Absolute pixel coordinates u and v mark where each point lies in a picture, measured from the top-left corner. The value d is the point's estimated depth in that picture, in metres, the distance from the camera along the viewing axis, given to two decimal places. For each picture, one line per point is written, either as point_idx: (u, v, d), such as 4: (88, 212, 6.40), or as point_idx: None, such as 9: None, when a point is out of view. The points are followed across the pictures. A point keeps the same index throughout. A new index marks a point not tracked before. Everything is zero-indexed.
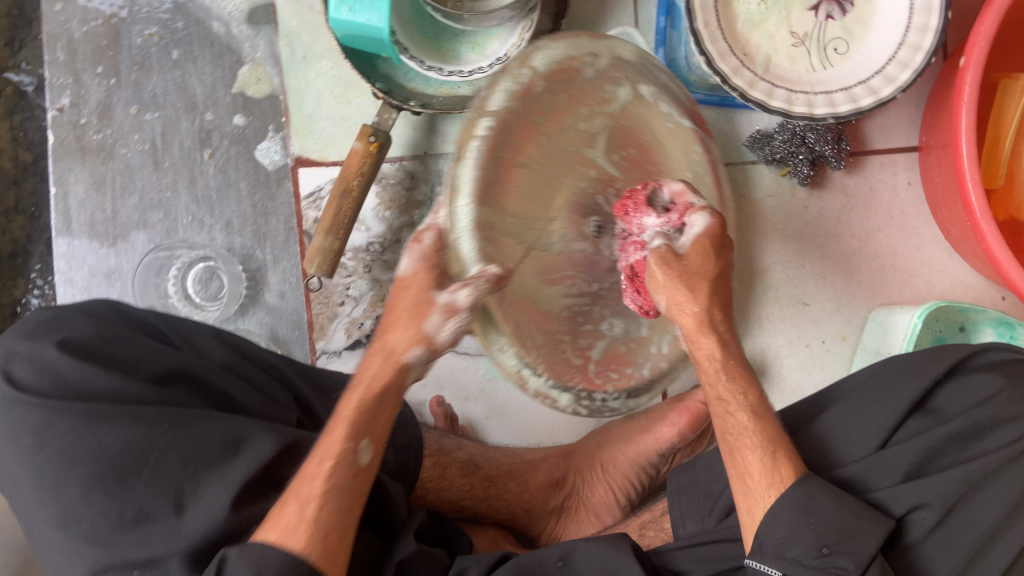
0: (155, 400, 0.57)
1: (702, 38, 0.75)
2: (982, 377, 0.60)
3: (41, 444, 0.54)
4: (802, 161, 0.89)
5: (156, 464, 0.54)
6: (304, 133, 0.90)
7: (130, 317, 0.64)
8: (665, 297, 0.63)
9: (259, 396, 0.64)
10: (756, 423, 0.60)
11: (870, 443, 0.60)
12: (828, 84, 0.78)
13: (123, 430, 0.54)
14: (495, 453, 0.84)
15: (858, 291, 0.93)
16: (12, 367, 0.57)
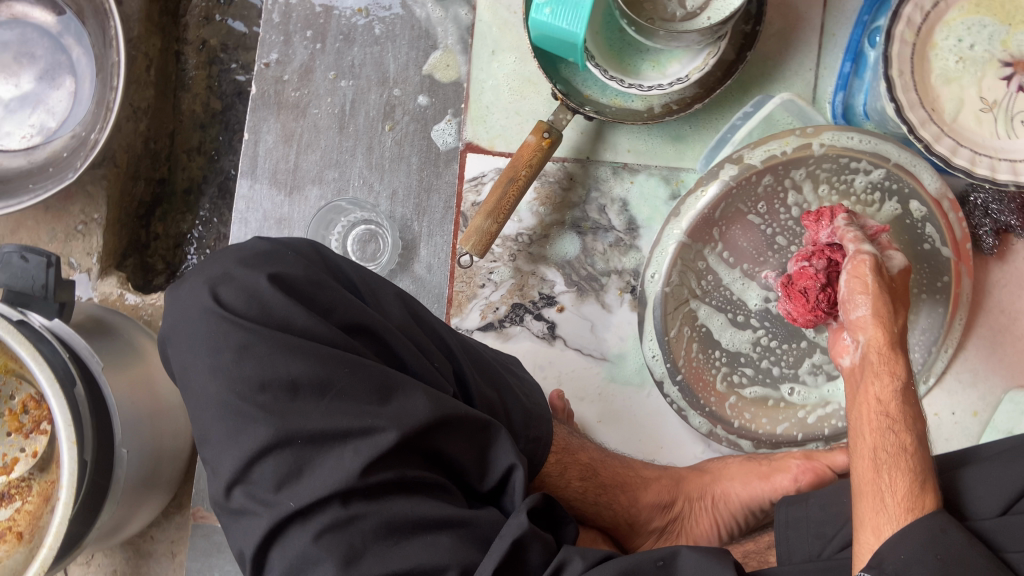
0: (340, 347, 0.63)
1: (895, 86, 0.77)
2: None
3: (241, 361, 0.60)
4: (986, 231, 0.89)
5: (335, 397, 0.61)
6: (479, 121, 0.96)
7: (326, 259, 0.69)
8: (869, 307, 0.70)
9: (425, 361, 0.68)
10: (915, 450, 0.63)
11: (997, 505, 0.62)
12: (1012, 153, 0.78)
13: (311, 366, 0.60)
14: (610, 457, 0.85)
15: (999, 369, 0.91)
16: (223, 288, 0.63)
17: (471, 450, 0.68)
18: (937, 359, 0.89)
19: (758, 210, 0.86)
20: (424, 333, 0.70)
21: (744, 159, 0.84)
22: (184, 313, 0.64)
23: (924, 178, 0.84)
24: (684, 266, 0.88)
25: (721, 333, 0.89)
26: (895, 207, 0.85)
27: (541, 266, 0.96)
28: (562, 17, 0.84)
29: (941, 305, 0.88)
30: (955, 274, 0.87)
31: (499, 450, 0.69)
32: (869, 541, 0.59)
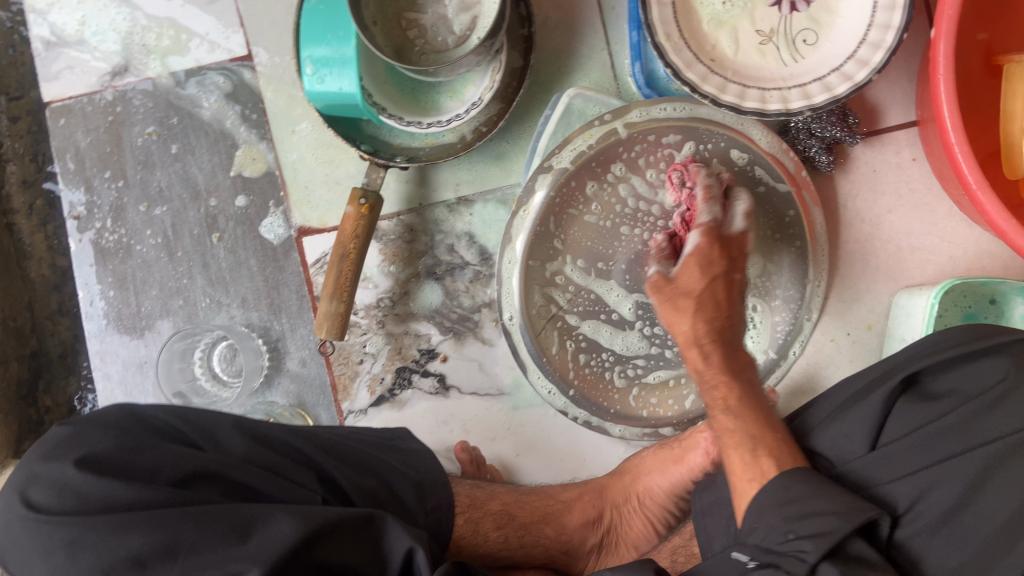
0: (176, 503, 0.59)
1: (665, 51, 0.75)
2: (985, 364, 0.64)
3: (74, 555, 0.56)
4: (817, 151, 0.87)
5: (187, 557, 0.57)
6: (303, 203, 0.94)
7: (144, 419, 0.66)
8: (668, 320, 0.75)
9: (282, 481, 0.65)
10: (739, 423, 0.69)
11: (864, 443, 0.66)
12: (801, 77, 0.77)
13: (146, 535, 0.56)
14: (529, 491, 0.83)
15: (878, 278, 0.91)
16: (33, 489, 0.60)
17: (362, 550, 0.64)
18: (813, 294, 0.89)
19: (592, 209, 0.85)
20: (274, 451, 0.68)
21: (553, 166, 0.83)
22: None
23: (754, 133, 0.85)
24: (539, 286, 0.86)
25: (599, 334, 0.88)
26: (721, 171, 0.85)
27: (411, 323, 0.94)
28: (332, 82, 0.83)
29: (799, 239, 0.88)
30: (801, 206, 0.86)
31: (393, 542, 0.64)
32: (745, 491, 0.64)
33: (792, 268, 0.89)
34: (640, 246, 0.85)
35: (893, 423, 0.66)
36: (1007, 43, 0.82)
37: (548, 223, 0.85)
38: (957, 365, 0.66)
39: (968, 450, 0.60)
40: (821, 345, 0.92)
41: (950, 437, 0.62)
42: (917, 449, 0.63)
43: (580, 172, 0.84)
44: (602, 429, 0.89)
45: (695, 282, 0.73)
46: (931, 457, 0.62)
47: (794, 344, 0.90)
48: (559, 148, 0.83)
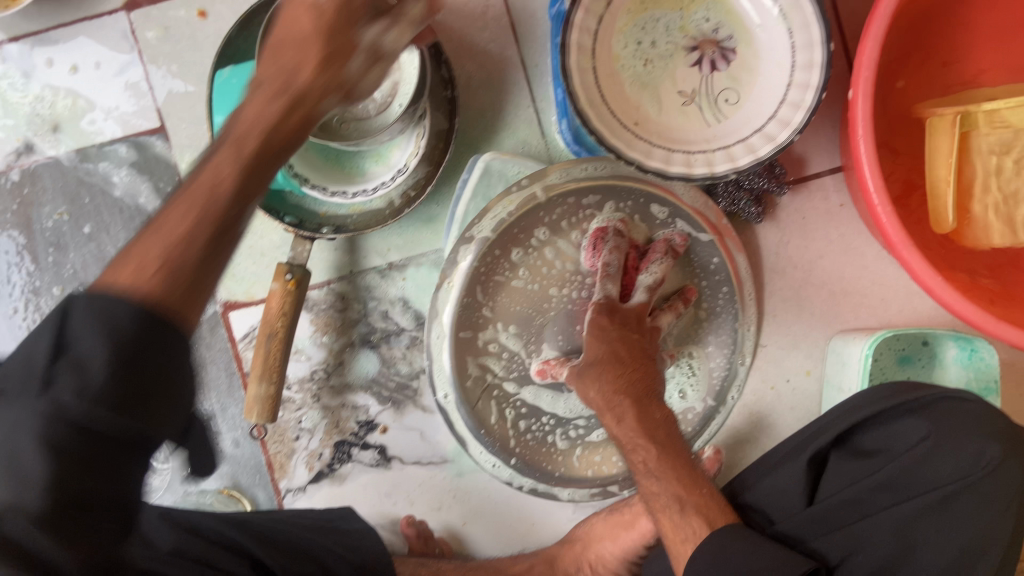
0: None
1: (589, 118, 0.75)
2: (909, 424, 0.68)
3: None
4: (746, 203, 0.87)
5: None
6: (227, 277, 0.90)
7: None
8: (585, 394, 0.78)
9: None
10: (659, 484, 0.71)
11: (798, 501, 0.70)
12: (724, 138, 0.77)
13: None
14: (478, 570, 0.82)
15: (814, 323, 0.92)
16: None
17: None
18: (744, 338, 0.90)
19: (519, 275, 0.84)
20: (207, 544, 0.65)
21: (473, 237, 0.82)
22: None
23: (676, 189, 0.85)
24: (473, 357, 0.85)
25: (540, 400, 0.87)
26: (646, 229, 0.87)
27: (348, 395, 0.91)
28: None
29: (726, 285, 0.88)
30: (725, 253, 0.87)
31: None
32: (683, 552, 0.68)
33: (723, 313, 0.89)
34: (570, 304, 0.85)
35: (826, 480, 0.70)
36: (925, 91, 0.83)
37: (474, 291, 0.83)
38: (881, 425, 0.70)
39: (898, 505, 0.63)
40: (762, 393, 0.92)
41: (877, 497, 0.65)
42: (847, 505, 0.66)
43: (506, 237, 0.83)
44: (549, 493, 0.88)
45: (598, 344, 0.77)
46: (863, 512, 0.66)
47: (732, 391, 0.90)
48: (481, 216, 0.82)
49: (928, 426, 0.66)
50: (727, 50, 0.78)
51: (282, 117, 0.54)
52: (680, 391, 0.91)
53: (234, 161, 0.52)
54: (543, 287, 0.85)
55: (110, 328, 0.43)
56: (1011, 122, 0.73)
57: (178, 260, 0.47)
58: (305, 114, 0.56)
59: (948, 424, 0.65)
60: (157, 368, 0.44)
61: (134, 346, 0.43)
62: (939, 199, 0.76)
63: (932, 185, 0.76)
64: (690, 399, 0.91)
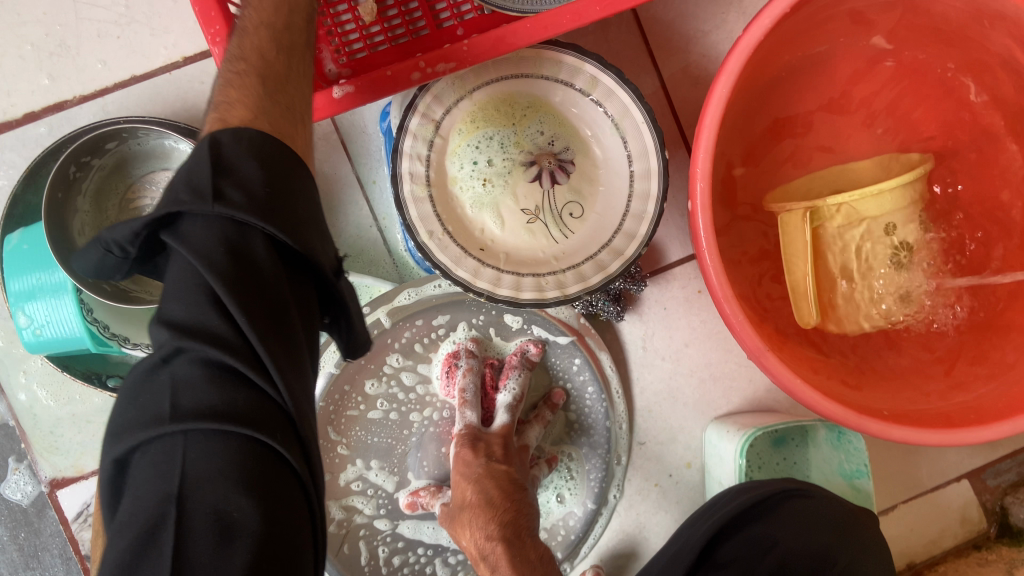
0: None
1: (431, 250, 0.71)
2: (760, 531, 0.67)
3: None
4: (605, 304, 0.85)
5: None
6: (50, 451, 0.80)
7: None
8: (460, 539, 0.74)
9: None
10: None
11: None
12: (573, 254, 0.75)
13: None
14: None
15: (688, 412, 0.90)
16: None
17: None
18: (617, 437, 0.86)
19: (375, 405, 0.80)
20: None
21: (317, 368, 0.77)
22: (152, 489, 0.42)
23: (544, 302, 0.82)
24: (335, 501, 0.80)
25: (420, 533, 0.82)
26: (500, 342, 0.84)
27: None
28: (46, 326, 0.71)
29: (590, 383, 0.87)
30: (585, 352, 0.85)
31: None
32: None
33: (592, 412, 0.87)
34: (432, 427, 0.82)
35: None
36: (768, 174, 0.83)
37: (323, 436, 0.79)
38: (733, 537, 0.68)
39: None
40: (646, 491, 0.89)
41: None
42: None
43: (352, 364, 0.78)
44: None
45: (466, 487, 0.73)
46: None
47: (610, 490, 0.87)
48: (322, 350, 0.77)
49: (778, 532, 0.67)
50: (565, 162, 0.75)
51: (278, 95, 0.54)
52: (558, 495, 0.88)
53: (262, 93, 0.53)
54: (401, 423, 0.81)
55: (234, 248, 0.44)
56: (863, 215, 0.74)
57: (267, 106, 0.52)
58: (296, 103, 0.55)
59: (795, 530, 0.66)
60: (286, 294, 0.45)
61: (273, 206, 0.45)
62: (802, 297, 0.76)
63: (791, 279, 0.77)
64: (569, 502, 0.88)
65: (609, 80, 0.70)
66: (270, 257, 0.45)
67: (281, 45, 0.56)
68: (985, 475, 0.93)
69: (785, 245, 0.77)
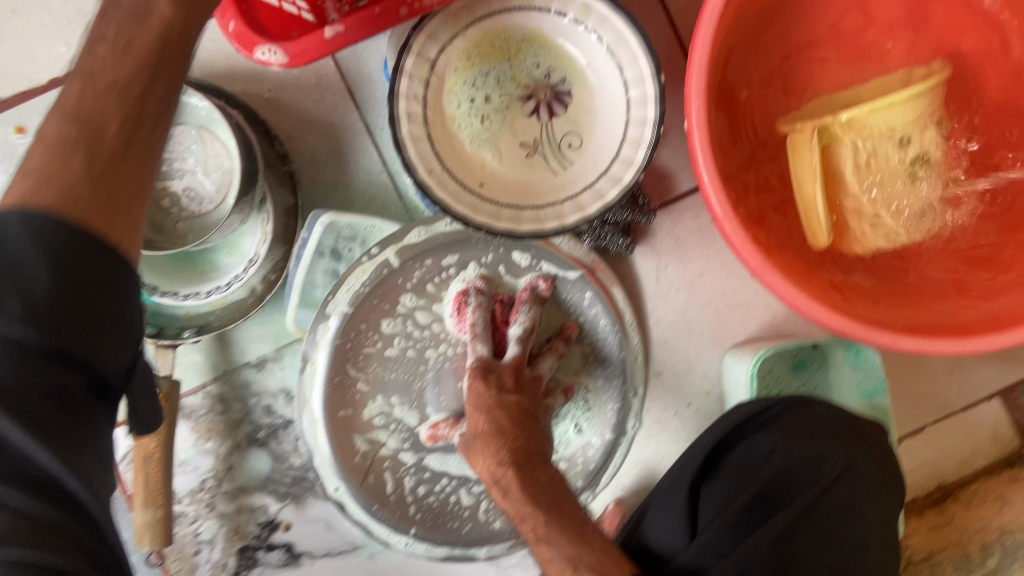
0: None
1: (431, 188, 0.72)
2: (761, 437, 0.69)
3: None
4: (615, 237, 0.85)
5: None
6: None
7: None
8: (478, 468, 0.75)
9: None
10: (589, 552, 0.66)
11: (683, 536, 0.66)
12: (572, 184, 0.75)
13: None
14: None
15: (706, 342, 0.90)
16: None
17: None
18: (633, 369, 0.88)
19: (391, 343, 0.82)
20: None
21: (330, 313, 0.79)
22: None
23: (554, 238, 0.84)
24: (358, 433, 0.82)
25: (446, 465, 0.85)
26: (511, 279, 0.86)
27: (244, 498, 0.87)
28: None
29: (603, 316, 0.87)
30: (596, 284, 0.86)
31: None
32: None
33: (605, 345, 0.88)
34: (449, 362, 0.83)
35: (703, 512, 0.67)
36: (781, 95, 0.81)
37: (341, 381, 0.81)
38: (738, 444, 0.70)
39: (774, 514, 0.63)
40: (666, 421, 0.90)
41: (752, 524, 0.64)
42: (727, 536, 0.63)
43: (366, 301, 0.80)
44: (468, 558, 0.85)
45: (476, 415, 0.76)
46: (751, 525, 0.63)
47: (627, 421, 0.88)
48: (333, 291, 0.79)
49: (779, 435, 0.68)
50: (561, 93, 0.76)
51: (105, 182, 0.47)
52: (576, 425, 0.89)
53: (81, 168, 0.47)
54: (417, 362, 0.83)
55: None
56: (872, 129, 0.72)
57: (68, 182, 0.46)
58: (124, 184, 0.49)
59: (802, 434, 0.68)
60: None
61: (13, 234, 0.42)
62: (813, 218, 0.75)
63: (800, 198, 0.76)
64: (587, 433, 0.89)
65: (602, 6, 0.70)
66: (42, 266, 0.43)
67: (142, 62, 0.50)
68: (1017, 394, 0.90)
69: (794, 168, 0.77)
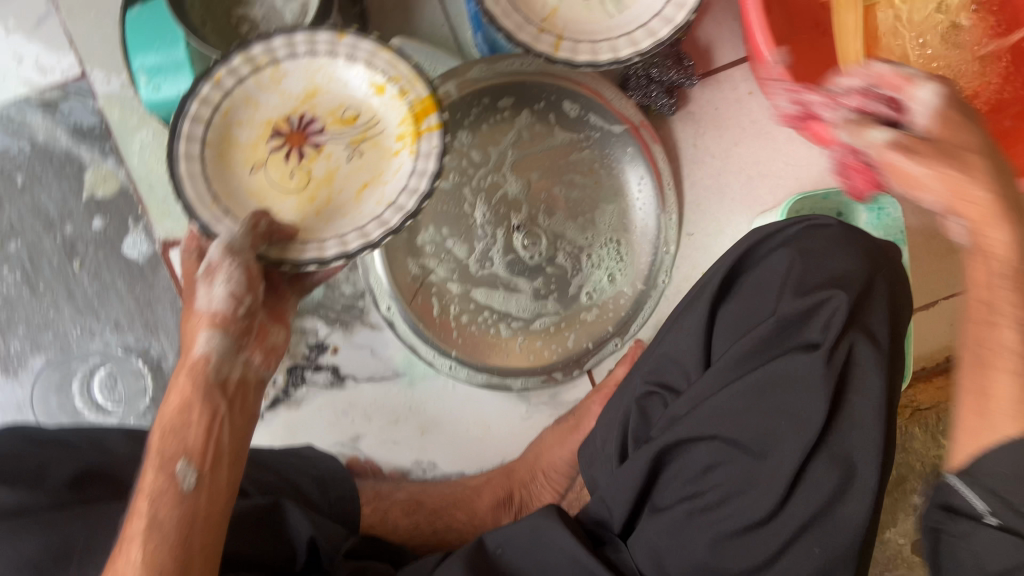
0: (68, 503, 0.58)
1: (495, 16, 0.76)
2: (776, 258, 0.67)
3: None
4: (659, 95, 0.91)
5: (85, 552, 0.55)
6: (163, 215, 0.91)
7: (24, 434, 0.64)
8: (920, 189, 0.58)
9: None
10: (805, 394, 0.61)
11: (697, 362, 0.67)
12: (626, 26, 0.79)
13: (38, 545, 0.54)
14: (436, 486, 0.86)
15: (736, 207, 0.96)
16: None
17: (269, 542, 0.65)
18: (666, 228, 0.93)
19: (447, 176, 0.88)
20: None
21: None
22: None
23: (607, 93, 0.89)
24: (409, 256, 0.88)
25: (493, 300, 0.90)
26: (560, 127, 0.91)
27: (296, 321, 0.93)
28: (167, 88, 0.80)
29: (643, 173, 0.93)
30: (638, 140, 0.91)
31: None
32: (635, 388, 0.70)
33: (641, 202, 0.93)
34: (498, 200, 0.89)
35: (720, 335, 0.67)
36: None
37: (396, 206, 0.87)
38: (762, 260, 0.68)
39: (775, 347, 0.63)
40: (692, 280, 0.96)
41: (761, 357, 0.64)
42: (737, 364, 0.64)
43: None
44: (503, 388, 0.91)
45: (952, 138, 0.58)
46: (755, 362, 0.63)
47: (658, 276, 0.93)
48: None
49: (796, 256, 0.66)
50: None
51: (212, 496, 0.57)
52: (609, 276, 0.93)
53: (177, 451, 0.57)
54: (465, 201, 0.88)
55: None
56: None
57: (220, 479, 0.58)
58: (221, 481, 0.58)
59: (816, 253, 0.66)
60: None
61: None
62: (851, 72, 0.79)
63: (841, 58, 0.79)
64: (619, 284, 0.94)
65: None
66: None
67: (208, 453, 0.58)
68: None
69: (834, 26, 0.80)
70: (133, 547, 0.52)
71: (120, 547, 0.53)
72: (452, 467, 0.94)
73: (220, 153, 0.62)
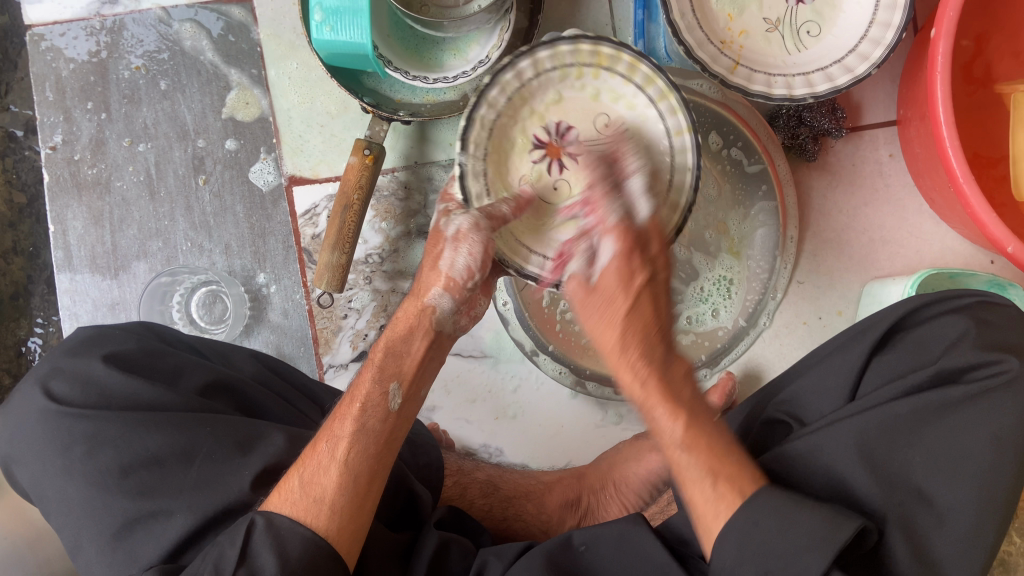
0: (194, 408, 0.63)
1: (679, 29, 0.77)
2: (950, 320, 0.65)
3: (93, 451, 0.59)
4: (804, 140, 0.90)
5: (202, 461, 0.59)
6: (296, 152, 0.91)
7: (161, 335, 0.71)
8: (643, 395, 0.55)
9: (289, 407, 0.72)
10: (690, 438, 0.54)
11: (839, 398, 0.66)
12: (804, 65, 0.79)
13: (169, 437, 0.60)
14: (512, 476, 0.89)
15: (850, 266, 0.95)
16: (55, 383, 0.63)
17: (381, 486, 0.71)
18: (779, 271, 0.94)
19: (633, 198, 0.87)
20: (281, 380, 0.75)
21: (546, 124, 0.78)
22: None
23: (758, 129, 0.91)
24: None
25: None
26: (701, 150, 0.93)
27: (399, 281, 0.92)
28: (343, 32, 0.79)
29: (772, 214, 0.93)
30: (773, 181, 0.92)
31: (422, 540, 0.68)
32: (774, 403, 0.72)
33: (763, 238, 0.93)
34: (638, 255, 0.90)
35: (873, 376, 0.65)
36: (993, 73, 0.82)
37: None
38: (928, 321, 0.66)
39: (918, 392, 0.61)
40: (794, 327, 0.95)
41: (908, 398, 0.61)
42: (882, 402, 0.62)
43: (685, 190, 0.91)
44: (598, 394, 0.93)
45: None
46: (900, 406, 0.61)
47: (759, 318, 0.94)
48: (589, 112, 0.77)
49: (969, 322, 0.63)
50: None
51: (376, 459, 0.61)
52: (713, 309, 0.94)
53: (359, 423, 0.62)
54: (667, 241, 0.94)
55: None
56: None
57: (362, 459, 0.60)
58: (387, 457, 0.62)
59: (992, 324, 0.63)
60: None
61: None
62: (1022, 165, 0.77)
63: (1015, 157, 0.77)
64: (722, 318, 0.94)
65: None
66: None
67: (384, 445, 0.62)
68: None
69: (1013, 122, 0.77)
70: (330, 465, 0.59)
71: (312, 461, 0.59)
72: (517, 457, 0.94)
73: (500, 148, 0.68)
